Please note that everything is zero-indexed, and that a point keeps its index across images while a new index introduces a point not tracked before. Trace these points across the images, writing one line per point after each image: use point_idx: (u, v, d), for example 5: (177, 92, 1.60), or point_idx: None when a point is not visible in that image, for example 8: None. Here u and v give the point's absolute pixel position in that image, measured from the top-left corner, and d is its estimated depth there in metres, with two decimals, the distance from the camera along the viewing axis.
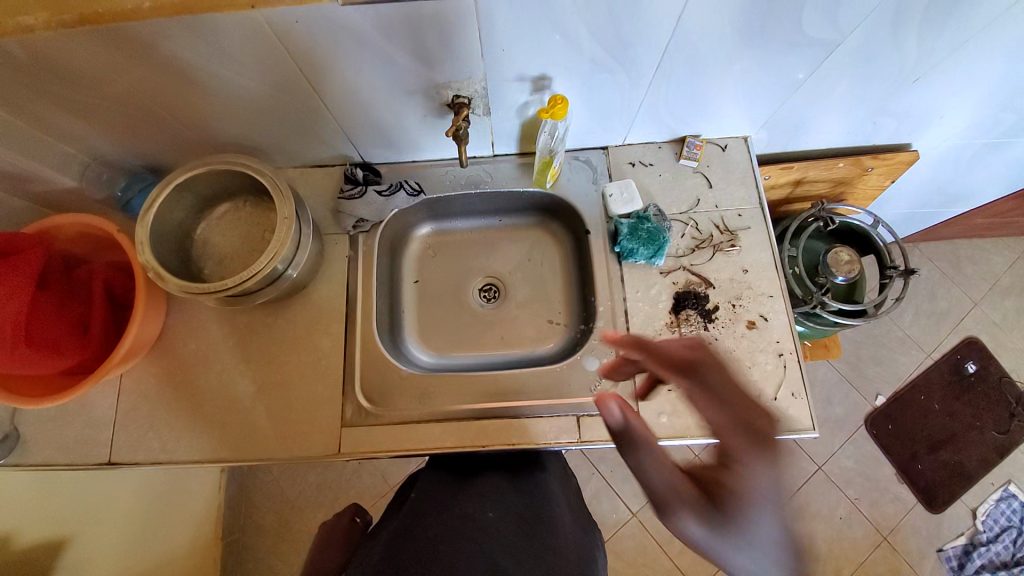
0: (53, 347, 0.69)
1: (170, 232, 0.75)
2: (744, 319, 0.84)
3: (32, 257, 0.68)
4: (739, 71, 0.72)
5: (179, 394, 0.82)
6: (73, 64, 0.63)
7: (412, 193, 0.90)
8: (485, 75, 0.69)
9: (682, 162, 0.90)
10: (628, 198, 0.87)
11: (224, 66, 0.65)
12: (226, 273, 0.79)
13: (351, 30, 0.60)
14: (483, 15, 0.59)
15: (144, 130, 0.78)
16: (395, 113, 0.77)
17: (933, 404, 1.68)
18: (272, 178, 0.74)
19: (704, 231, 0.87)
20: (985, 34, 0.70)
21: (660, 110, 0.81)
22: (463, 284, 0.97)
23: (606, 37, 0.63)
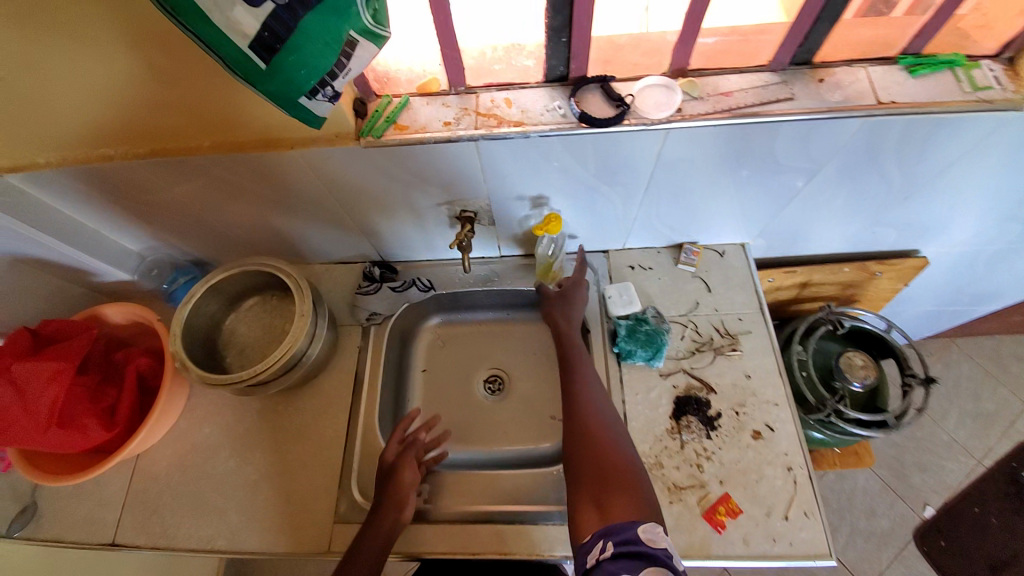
0: (81, 428, 0.75)
1: (201, 324, 0.83)
2: (749, 428, 0.81)
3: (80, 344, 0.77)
4: (727, 190, 0.78)
5: (186, 478, 0.85)
6: (143, 183, 0.75)
7: (423, 289, 0.96)
8: (489, 195, 0.77)
9: (680, 266, 0.93)
10: (627, 300, 0.88)
11: (263, 186, 0.76)
12: (246, 361, 0.85)
13: (372, 164, 0.69)
14: (486, 152, 0.66)
15: (193, 231, 0.89)
16: (409, 224, 0.85)
17: (991, 519, 1.50)
18: (296, 277, 0.82)
19: (703, 335, 0.88)
20: (969, 158, 0.72)
21: (654, 221, 0.86)
22: (470, 375, 1.02)
23: (594, 165, 0.70)
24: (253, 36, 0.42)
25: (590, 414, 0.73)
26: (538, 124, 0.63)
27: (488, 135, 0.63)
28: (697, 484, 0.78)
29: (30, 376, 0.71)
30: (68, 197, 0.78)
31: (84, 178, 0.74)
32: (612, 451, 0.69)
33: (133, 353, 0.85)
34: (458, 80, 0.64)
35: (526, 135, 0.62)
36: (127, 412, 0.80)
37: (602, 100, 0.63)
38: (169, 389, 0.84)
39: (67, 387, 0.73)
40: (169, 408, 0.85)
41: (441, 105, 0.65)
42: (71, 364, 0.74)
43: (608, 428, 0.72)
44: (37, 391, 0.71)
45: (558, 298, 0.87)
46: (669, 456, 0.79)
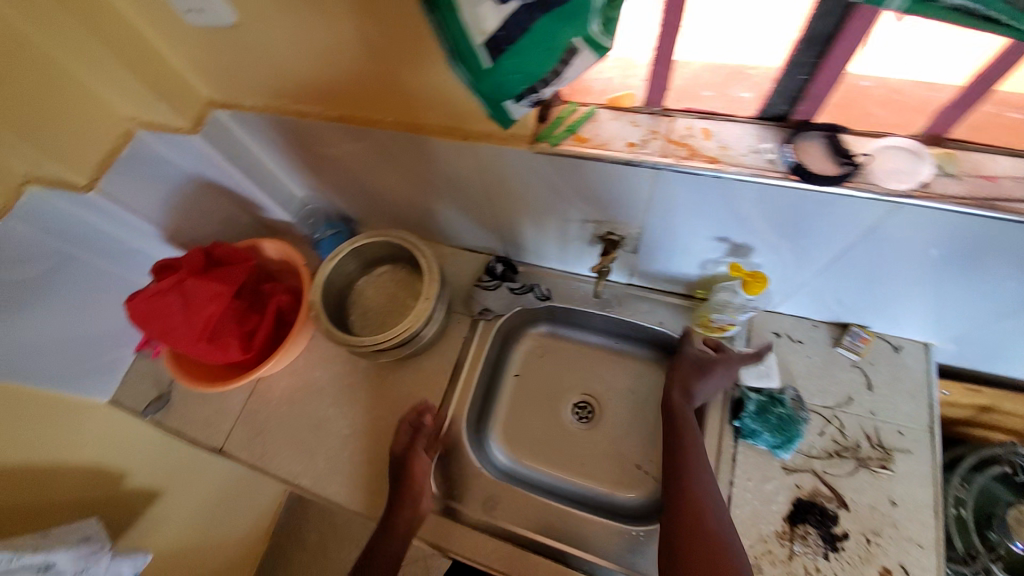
0: (223, 345, 0.84)
1: (339, 281, 0.89)
2: (880, 565, 0.67)
3: (238, 272, 0.86)
4: (935, 284, 0.64)
5: (290, 412, 0.92)
6: (322, 141, 0.80)
7: (540, 297, 0.92)
8: (644, 223, 0.70)
9: (840, 351, 0.80)
10: (764, 371, 0.78)
11: (425, 166, 0.77)
12: (366, 325, 0.89)
13: (537, 170, 0.66)
14: (662, 182, 0.60)
15: (349, 191, 0.95)
16: (550, 232, 0.82)
17: None
18: (428, 259, 0.83)
19: (848, 438, 0.75)
20: None
21: (825, 295, 0.74)
22: (562, 395, 0.97)
23: (781, 224, 0.61)
24: (489, 34, 0.41)
25: (694, 491, 0.64)
26: (736, 164, 0.55)
27: (675, 166, 0.56)
28: None
29: (199, 291, 0.81)
30: (259, 138, 0.87)
31: (278, 126, 0.81)
32: (719, 544, 0.59)
33: (278, 289, 0.92)
34: (657, 99, 0.58)
35: (719, 175, 0.55)
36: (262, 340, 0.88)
37: (825, 154, 0.54)
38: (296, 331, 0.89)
39: (222, 306, 0.83)
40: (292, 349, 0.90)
41: (629, 123, 0.59)
42: (229, 290, 0.83)
43: (715, 514, 0.62)
44: (201, 306, 0.81)
45: (697, 365, 0.77)
46: (771, 563, 0.68)
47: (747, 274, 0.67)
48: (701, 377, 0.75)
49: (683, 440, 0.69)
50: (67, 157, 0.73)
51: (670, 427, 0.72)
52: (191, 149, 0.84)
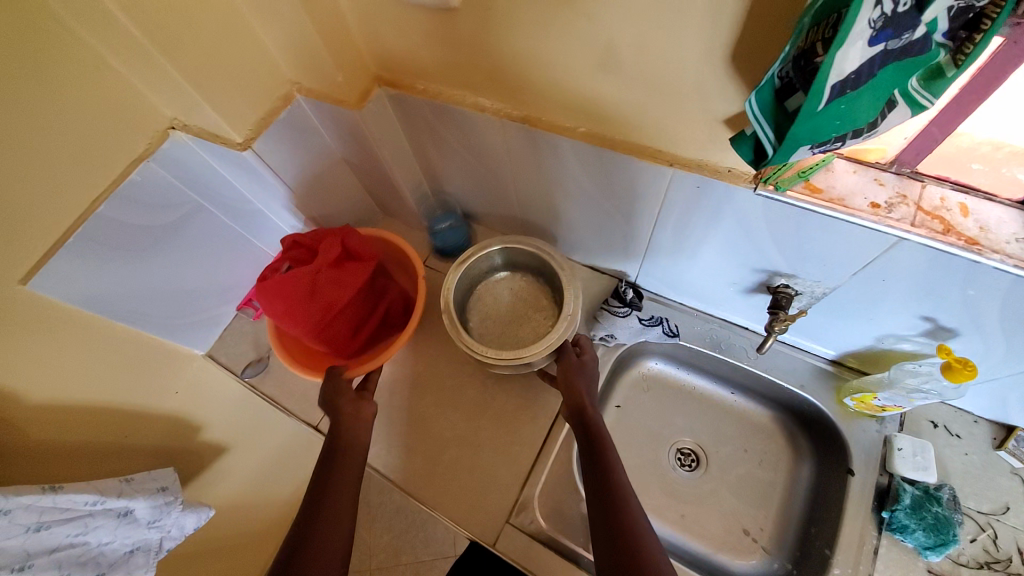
0: (333, 339, 0.82)
1: (466, 280, 0.87)
2: None
3: (363, 272, 0.81)
4: None
5: (392, 403, 0.90)
6: (483, 137, 0.76)
7: (667, 333, 0.86)
8: (835, 285, 0.65)
9: (1000, 454, 0.73)
10: (921, 464, 0.72)
11: (595, 183, 0.72)
12: (487, 332, 0.88)
13: (738, 210, 0.61)
14: (893, 250, 0.55)
15: (483, 188, 0.91)
16: (707, 272, 0.77)
17: None
18: (570, 275, 0.81)
19: (1003, 552, 0.68)
20: None
21: (1010, 394, 0.67)
22: (667, 438, 0.91)
23: (1015, 314, 0.55)
24: (843, 76, 0.36)
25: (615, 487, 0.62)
26: (998, 249, 0.50)
27: (925, 238, 0.51)
28: None
29: (330, 282, 0.79)
30: (412, 120, 0.83)
31: (439, 114, 0.77)
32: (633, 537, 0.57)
33: (391, 290, 0.90)
34: (910, 159, 0.53)
35: (977, 260, 0.50)
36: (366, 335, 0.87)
37: None
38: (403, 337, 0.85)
39: (345, 304, 0.80)
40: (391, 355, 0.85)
41: (872, 180, 0.55)
42: (355, 286, 0.80)
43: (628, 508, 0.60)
44: (327, 296, 0.79)
45: (579, 368, 0.77)
46: None
47: (955, 359, 0.61)
48: (581, 371, 0.76)
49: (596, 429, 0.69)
50: (227, 111, 0.71)
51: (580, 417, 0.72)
52: (345, 122, 0.81)
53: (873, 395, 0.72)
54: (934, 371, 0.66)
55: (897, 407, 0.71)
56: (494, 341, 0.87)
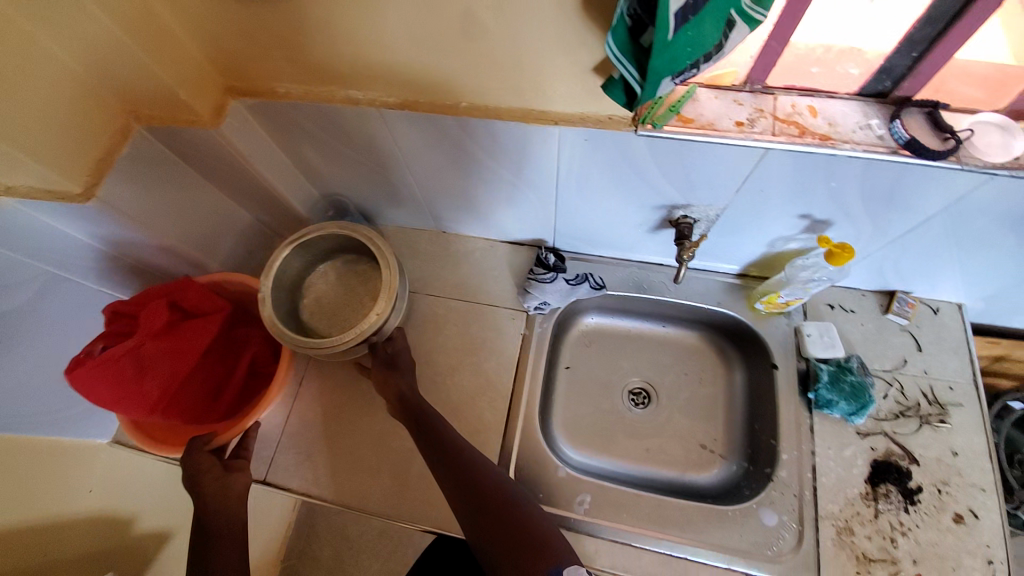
0: (181, 413, 0.75)
1: (295, 266, 0.83)
2: (950, 511, 0.73)
3: (202, 332, 0.76)
4: (994, 250, 0.69)
5: (341, 430, 0.84)
6: (363, 131, 0.72)
7: (595, 287, 0.90)
8: (726, 205, 0.70)
9: (889, 317, 0.84)
10: (828, 343, 0.81)
11: (489, 155, 0.70)
12: (318, 316, 0.85)
13: (627, 152, 0.63)
14: (763, 162, 0.60)
15: (379, 184, 0.86)
16: (614, 219, 0.79)
17: None
18: (385, 269, 0.79)
19: (910, 398, 0.79)
20: None
21: (884, 264, 0.77)
22: (617, 385, 0.94)
23: (872, 195, 0.62)
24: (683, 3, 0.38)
25: (473, 464, 0.71)
26: (848, 140, 0.55)
27: (788, 145, 0.56)
28: (889, 559, 0.70)
29: (159, 355, 0.71)
30: (283, 129, 0.76)
31: (311, 116, 0.71)
32: (504, 497, 0.68)
33: (255, 338, 0.85)
34: (760, 76, 0.57)
35: (832, 153, 0.56)
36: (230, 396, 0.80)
37: (926, 127, 0.55)
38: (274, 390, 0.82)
39: (183, 374, 0.74)
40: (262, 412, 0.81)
41: (732, 102, 0.58)
42: (198, 350, 0.75)
43: (491, 477, 0.70)
44: (161, 371, 0.72)
45: (388, 365, 0.81)
46: (862, 524, 0.72)
47: (835, 246, 0.68)
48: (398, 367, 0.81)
49: (437, 424, 0.75)
50: (58, 162, 0.60)
51: (418, 417, 0.75)
52: (206, 145, 0.72)
53: (777, 295, 0.79)
54: (820, 260, 0.75)
55: (798, 300, 0.79)
56: (322, 324, 0.84)
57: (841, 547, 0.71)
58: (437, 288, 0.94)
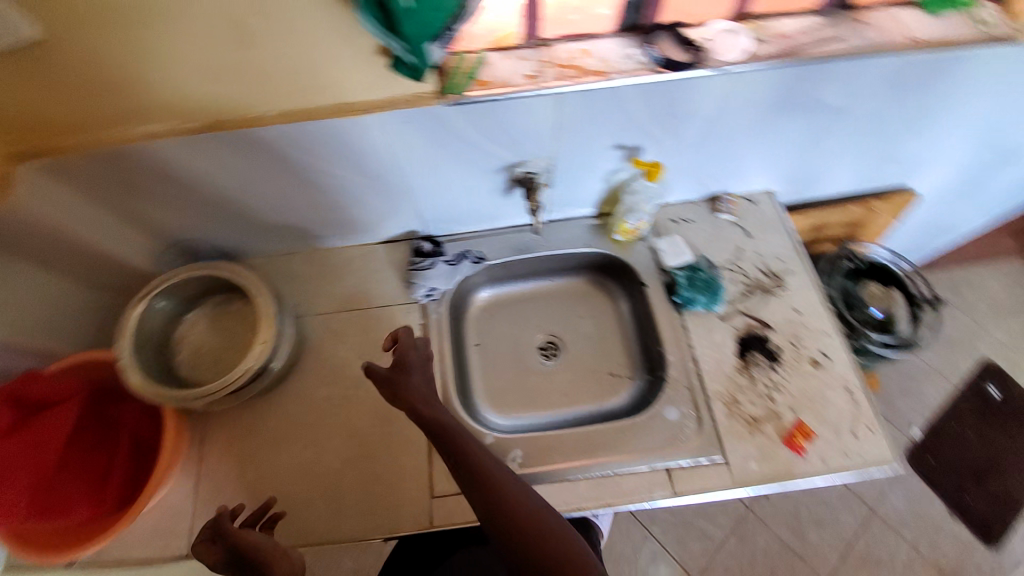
0: (62, 511, 0.69)
1: (155, 322, 0.78)
2: (806, 357, 0.86)
3: (58, 419, 0.72)
4: (769, 136, 0.83)
5: (259, 477, 0.80)
6: (182, 164, 0.70)
7: (475, 262, 0.95)
8: (553, 153, 0.77)
9: (720, 217, 0.98)
10: (678, 251, 0.93)
11: (321, 157, 0.72)
12: (198, 366, 0.80)
13: (447, 122, 0.67)
14: (563, 106, 0.68)
15: (227, 219, 0.83)
16: (467, 191, 0.84)
17: (967, 431, 1.68)
18: (258, 296, 0.77)
19: (752, 277, 0.93)
20: (973, 82, 0.80)
21: (699, 171, 0.89)
22: (525, 345, 1.00)
23: (660, 113, 0.72)
24: None
25: (502, 486, 0.62)
26: (619, 70, 0.64)
27: (574, 85, 0.64)
28: (773, 414, 0.81)
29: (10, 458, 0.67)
30: (91, 186, 0.71)
31: (120, 162, 0.68)
32: (537, 519, 0.60)
33: (132, 412, 0.79)
34: (533, 31, 0.65)
35: (609, 84, 0.64)
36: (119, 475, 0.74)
37: (676, 45, 0.66)
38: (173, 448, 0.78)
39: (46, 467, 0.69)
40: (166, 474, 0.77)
41: (518, 59, 0.65)
42: (57, 441, 0.71)
43: (524, 499, 0.62)
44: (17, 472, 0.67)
45: (404, 370, 0.70)
46: (743, 393, 0.83)
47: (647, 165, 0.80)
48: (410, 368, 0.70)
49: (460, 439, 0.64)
50: None
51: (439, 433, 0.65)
52: None
53: (625, 222, 0.91)
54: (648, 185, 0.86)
55: (643, 222, 0.91)
56: (207, 373, 0.80)
57: (733, 418, 0.81)
58: (325, 306, 0.92)
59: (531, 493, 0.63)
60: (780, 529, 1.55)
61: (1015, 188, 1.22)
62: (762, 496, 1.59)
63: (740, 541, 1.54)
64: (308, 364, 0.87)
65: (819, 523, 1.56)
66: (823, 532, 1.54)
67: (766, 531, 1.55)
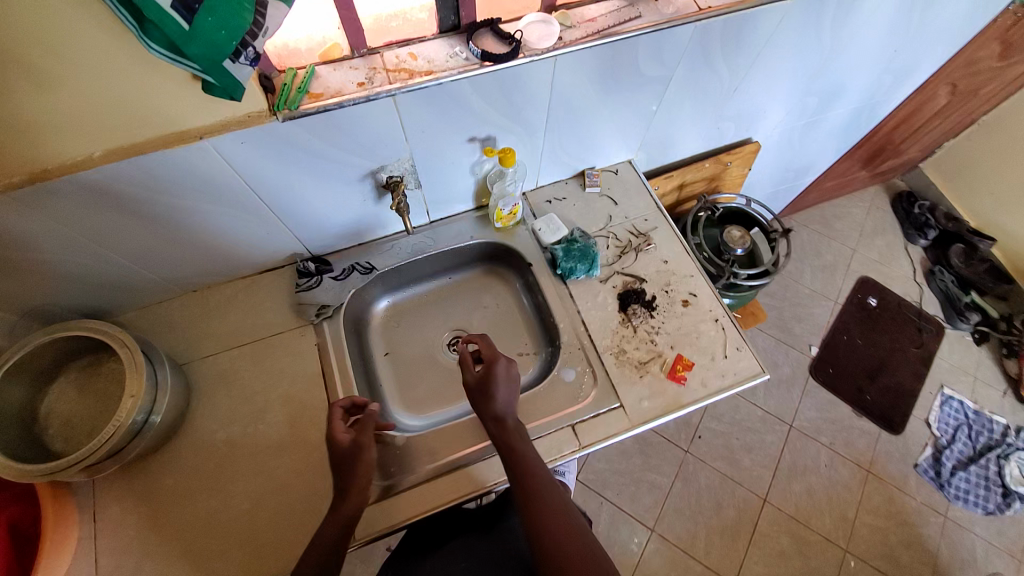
0: None
1: (13, 399, 0.71)
2: (679, 299, 0.97)
3: None
4: (610, 107, 0.90)
5: (169, 537, 0.76)
6: (7, 225, 0.65)
7: (365, 271, 0.97)
8: (411, 155, 0.81)
9: (588, 190, 1.07)
10: (554, 227, 1.00)
11: (171, 193, 0.70)
12: (71, 436, 0.74)
13: (292, 140, 0.69)
14: (403, 110, 0.71)
15: (80, 274, 0.78)
16: (338, 204, 0.85)
17: (856, 340, 1.93)
18: (126, 349, 0.73)
19: (623, 239, 1.02)
20: (770, 45, 0.93)
21: (558, 151, 0.97)
22: (434, 343, 1.02)
23: (501, 105, 0.78)
24: None
25: (537, 468, 0.72)
26: (446, 69, 0.69)
27: (404, 87, 0.67)
28: (656, 354, 0.91)
29: None
30: None
31: None
32: (559, 504, 0.69)
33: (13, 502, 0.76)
34: (359, 43, 0.68)
35: (439, 82, 0.68)
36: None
37: (495, 40, 0.72)
38: (60, 531, 0.74)
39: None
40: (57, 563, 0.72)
41: (349, 69, 0.68)
42: None
43: (553, 485, 0.71)
44: None
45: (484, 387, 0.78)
46: (629, 341, 0.92)
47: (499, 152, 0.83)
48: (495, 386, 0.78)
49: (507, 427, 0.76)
50: None
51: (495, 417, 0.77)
52: None
53: (500, 209, 0.95)
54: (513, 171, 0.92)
55: (515, 205, 0.96)
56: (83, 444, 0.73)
57: (623, 365, 0.90)
58: (216, 346, 0.89)
59: (547, 470, 0.73)
60: (717, 464, 1.69)
61: (840, 126, 1.42)
62: (697, 438, 1.73)
63: (686, 483, 1.66)
64: (206, 407, 0.85)
65: (749, 449, 1.72)
66: (754, 455, 1.70)
67: (705, 468, 1.68)
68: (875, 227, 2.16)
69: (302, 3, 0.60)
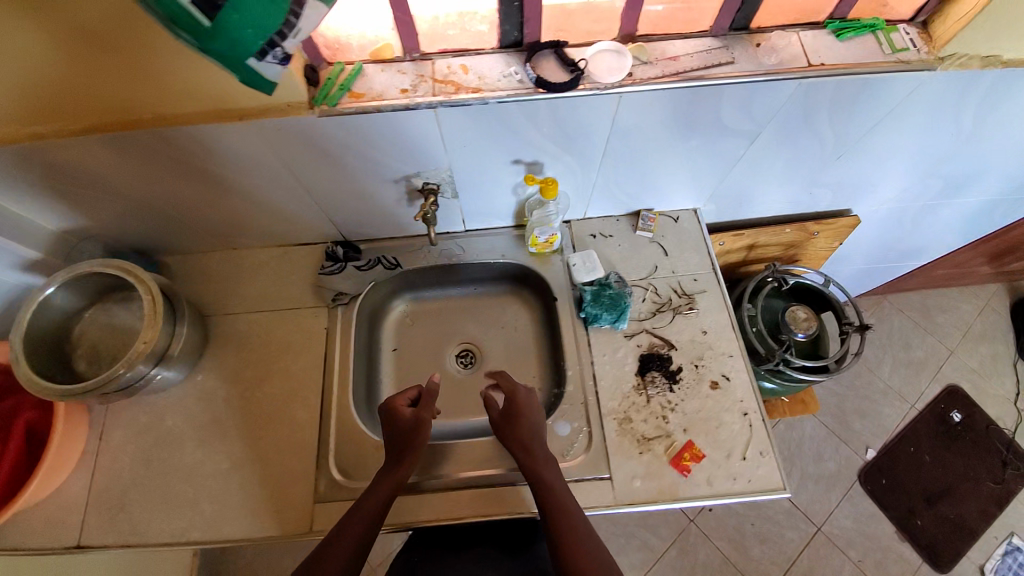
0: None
1: (51, 317, 0.80)
2: (707, 379, 0.86)
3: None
4: (679, 153, 0.80)
5: (154, 473, 0.82)
6: (69, 163, 0.71)
7: (389, 266, 0.96)
8: (449, 166, 0.77)
9: (639, 233, 0.97)
10: (589, 267, 0.93)
11: (211, 162, 0.73)
12: (95, 361, 0.83)
13: (329, 134, 0.68)
14: (444, 122, 0.67)
15: (131, 215, 0.84)
16: (372, 200, 0.84)
17: (924, 455, 1.66)
18: (147, 296, 0.78)
19: (663, 296, 0.92)
20: (894, 116, 0.77)
21: (612, 187, 0.88)
22: (441, 353, 1.00)
23: (552, 133, 0.72)
24: None
25: (563, 502, 0.68)
26: (495, 90, 0.64)
27: (447, 102, 0.64)
28: (663, 434, 0.82)
29: None
30: None
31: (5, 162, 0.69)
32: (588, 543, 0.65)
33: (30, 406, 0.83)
34: (413, 46, 0.65)
35: (483, 102, 0.64)
36: (18, 444, 0.81)
37: (558, 65, 0.66)
38: (67, 440, 0.81)
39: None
40: (63, 461, 0.80)
41: (396, 72, 0.65)
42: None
43: (581, 524, 0.67)
44: None
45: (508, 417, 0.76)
46: (637, 411, 0.84)
47: (540, 181, 0.78)
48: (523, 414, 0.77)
49: (535, 452, 0.73)
50: None
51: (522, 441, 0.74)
52: None
53: (535, 236, 0.90)
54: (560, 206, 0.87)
55: (552, 236, 0.90)
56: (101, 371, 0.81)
57: (623, 435, 0.82)
58: (237, 306, 0.93)
59: (576, 506, 0.69)
60: (721, 543, 1.55)
61: (970, 215, 1.18)
62: (706, 509, 1.59)
63: (681, 553, 1.53)
64: (215, 361, 0.90)
65: (763, 539, 1.55)
66: (766, 547, 1.53)
67: (706, 544, 1.55)
68: (987, 331, 1.82)
69: (356, 1, 0.59)
